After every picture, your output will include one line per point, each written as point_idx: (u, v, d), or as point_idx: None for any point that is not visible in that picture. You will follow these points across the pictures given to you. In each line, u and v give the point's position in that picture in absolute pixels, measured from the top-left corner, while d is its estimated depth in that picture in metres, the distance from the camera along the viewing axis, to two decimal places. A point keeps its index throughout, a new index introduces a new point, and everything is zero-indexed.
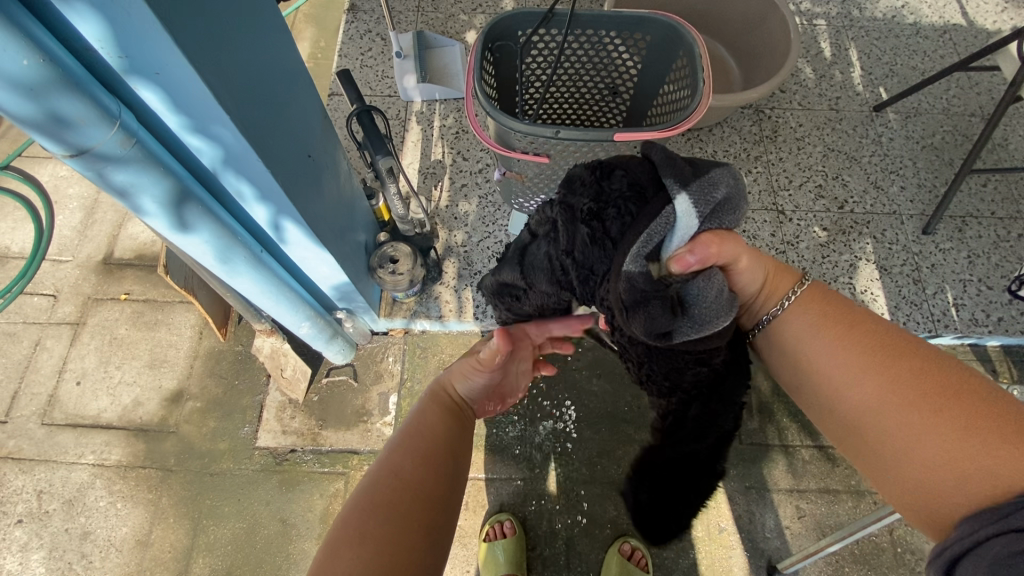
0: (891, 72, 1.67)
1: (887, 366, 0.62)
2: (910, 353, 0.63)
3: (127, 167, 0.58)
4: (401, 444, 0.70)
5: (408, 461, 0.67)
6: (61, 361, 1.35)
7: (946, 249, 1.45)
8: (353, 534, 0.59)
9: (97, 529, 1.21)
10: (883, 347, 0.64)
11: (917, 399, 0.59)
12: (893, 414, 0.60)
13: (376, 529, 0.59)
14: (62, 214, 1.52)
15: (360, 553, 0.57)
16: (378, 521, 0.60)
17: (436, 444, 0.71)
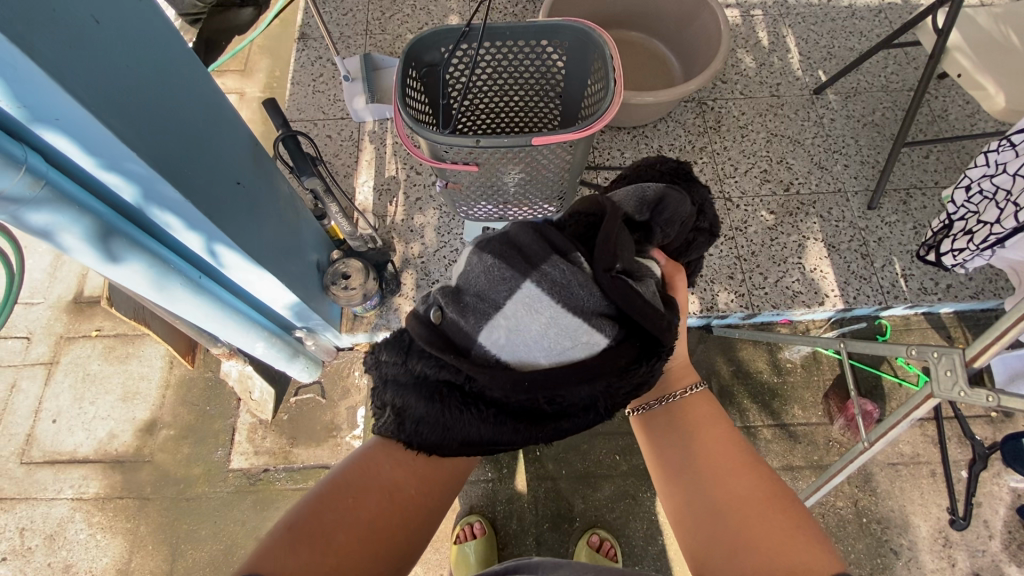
0: (829, 55, 1.72)
1: (723, 461, 0.65)
2: (757, 476, 0.63)
3: (41, 208, 0.62)
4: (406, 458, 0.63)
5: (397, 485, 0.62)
6: (37, 400, 1.39)
7: (892, 223, 1.48)
8: (314, 535, 0.57)
9: (78, 562, 1.23)
10: (733, 460, 0.65)
11: (734, 488, 0.62)
12: (716, 499, 0.62)
13: (334, 541, 0.57)
14: (32, 257, 1.56)
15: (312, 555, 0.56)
16: (341, 540, 0.58)
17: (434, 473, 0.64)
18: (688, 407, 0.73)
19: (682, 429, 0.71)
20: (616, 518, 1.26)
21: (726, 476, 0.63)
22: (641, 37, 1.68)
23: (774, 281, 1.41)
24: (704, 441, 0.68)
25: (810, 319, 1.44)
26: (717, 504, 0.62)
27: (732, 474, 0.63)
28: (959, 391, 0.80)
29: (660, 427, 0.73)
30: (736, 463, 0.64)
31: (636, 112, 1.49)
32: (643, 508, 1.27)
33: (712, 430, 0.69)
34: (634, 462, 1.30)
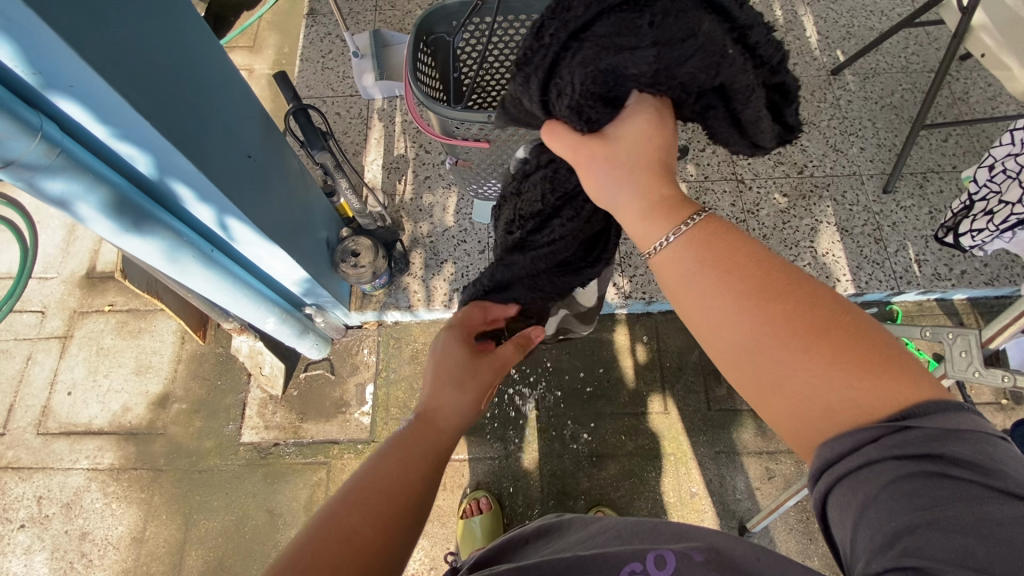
0: (848, 34, 1.67)
1: (757, 292, 0.44)
2: (798, 297, 0.43)
3: (57, 176, 0.63)
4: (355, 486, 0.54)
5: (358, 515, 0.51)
6: (52, 373, 1.41)
7: (907, 207, 1.45)
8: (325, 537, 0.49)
9: (94, 529, 1.27)
10: (765, 280, 0.44)
11: (809, 330, 0.42)
12: (786, 354, 0.42)
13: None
14: (46, 232, 1.58)
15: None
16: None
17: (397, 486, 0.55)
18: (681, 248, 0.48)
19: (698, 255, 0.47)
20: (620, 497, 1.27)
21: (769, 319, 0.43)
22: None
23: None
24: (734, 274, 0.45)
25: None
26: (791, 357, 0.42)
27: (772, 302, 0.43)
28: (974, 371, 0.78)
29: (679, 269, 0.48)
30: (771, 291, 0.43)
31: None
32: (648, 488, 1.28)
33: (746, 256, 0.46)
34: (640, 443, 1.31)
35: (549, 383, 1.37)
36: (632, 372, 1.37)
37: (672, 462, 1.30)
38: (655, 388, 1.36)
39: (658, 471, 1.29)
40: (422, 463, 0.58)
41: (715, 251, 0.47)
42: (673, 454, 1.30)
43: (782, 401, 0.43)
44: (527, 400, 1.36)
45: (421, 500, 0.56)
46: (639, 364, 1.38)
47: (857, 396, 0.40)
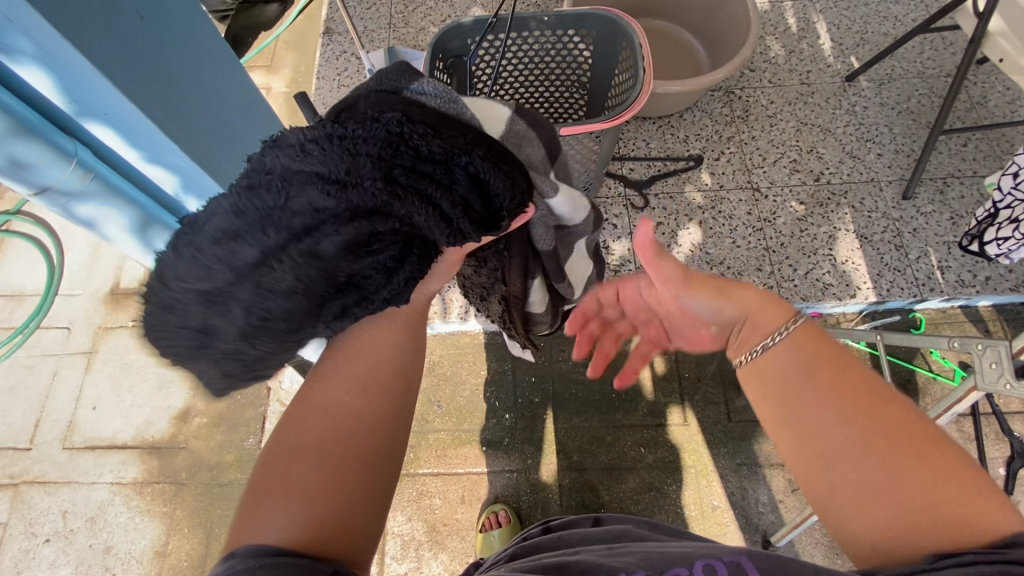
0: (862, 40, 1.67)
1: (840, 402, 0.46)
2: (889, 412, 0.45)
3: (88, 200, 0.65)
4: (329, 366, 0.51)
5: (340, 390, 0.50)
6: (78, 388, 1.44)
7: (928, 213, 1.43)
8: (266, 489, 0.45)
9: (118, 543, 1.28)
10: (853, 390, 0.47)
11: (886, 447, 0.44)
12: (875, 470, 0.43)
13: (296, 473, 0.45)
14: (72, 250, 1.62)
15: (277, 502, 0.43)
16: (307, 467, 0.45)
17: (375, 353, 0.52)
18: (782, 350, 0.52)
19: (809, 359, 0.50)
20: (641, 510, 1.26)
21: (851, 425, 0.45)
22: (666, 26, 1.66)
23: (804, 274, 1.38)
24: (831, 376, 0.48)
25: (841, 312, 1.40)
26: (864, 469, 0.44)
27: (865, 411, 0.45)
28: (1004, 383, 0.76)
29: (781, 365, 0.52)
30: (865, 397, 0.46)
31: (662, 102, 1.46)
32: (669, 501, 1.27)
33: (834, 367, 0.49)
34: (659, 455, 1.30)
35: (567, 395, 1.36)
36: (650, 383, 1.36)
37: (693, 475, 1.28)
38: (674, 399, 1.35)
39: (679, 484, 1.28)
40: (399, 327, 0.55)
41: (810, 349, 0.51)
42: (694, 466, 1.29)
43: (854, 525, 0.44)
44: (545, 412, 1.35)
45: (406, 365, 0.54)
46: (657, 375, 1.37)
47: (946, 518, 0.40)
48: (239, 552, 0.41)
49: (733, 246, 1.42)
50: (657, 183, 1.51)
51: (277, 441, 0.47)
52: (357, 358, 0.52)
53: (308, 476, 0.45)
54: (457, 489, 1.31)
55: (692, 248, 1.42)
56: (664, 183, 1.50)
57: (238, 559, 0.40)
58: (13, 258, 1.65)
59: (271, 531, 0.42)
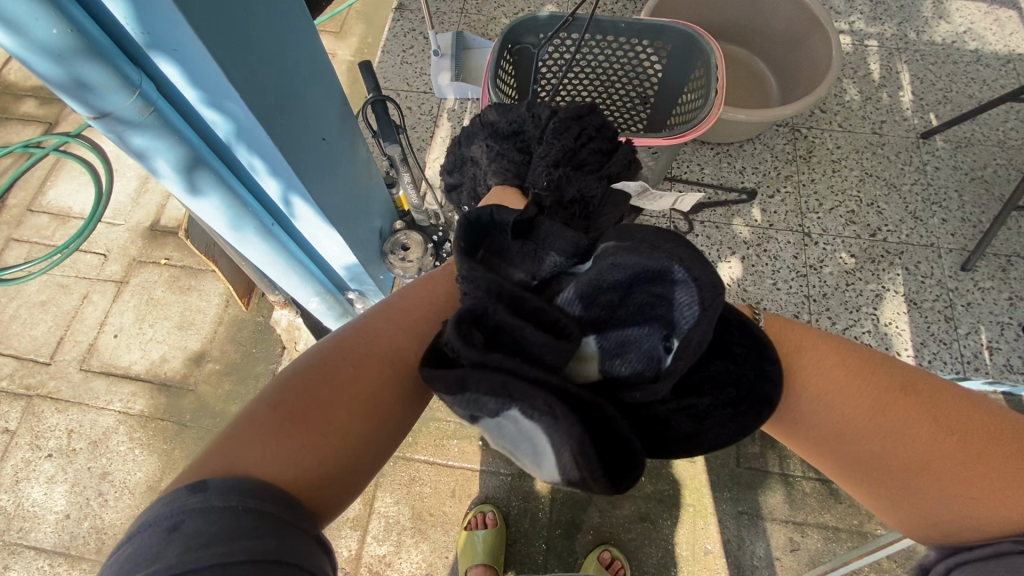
0: (944, 98, 1.59)
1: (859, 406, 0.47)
2: (913, 397, 0.46)
3: (143, 132, 0.65)
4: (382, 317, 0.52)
5: (392, 342, 0.50)
6: (103, 314, 1.48)
7: (985, 288, 1.36)
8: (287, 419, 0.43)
9: (114, 471, 1.31)
10: (877, 386, 0.47)
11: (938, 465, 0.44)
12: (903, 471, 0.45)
13: (329, 411, 0.44)
14: (120, 181, 1.66)
15: (299, 439, 0.42)
16: (340, 407, 0.45)
17: (427, 308, 0.54)
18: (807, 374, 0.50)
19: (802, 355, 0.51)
20: (630, 539, 1.23)
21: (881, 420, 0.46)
22: (741, 53, 1.61)
23: (843, 328, 1.32)
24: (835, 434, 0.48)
25: None
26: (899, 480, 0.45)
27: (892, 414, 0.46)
28: None
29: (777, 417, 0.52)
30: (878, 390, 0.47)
31: (726, 128, 1.42)
32: (660, 535, 1.24)
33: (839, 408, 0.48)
34: (659, 487, 1.27)
35: None
36: None
37: (690, 514, 1.24)
38: None
39: (674, 520, 1.24)
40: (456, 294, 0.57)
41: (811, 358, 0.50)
42: (692, 505, 1.25)
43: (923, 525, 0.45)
44: None
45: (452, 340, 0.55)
46: None
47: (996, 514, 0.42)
48: (236, 473, 0.39)
49: (773, 287, 1.37)
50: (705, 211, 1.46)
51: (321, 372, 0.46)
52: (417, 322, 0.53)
53: (337, 418, 0.44)
54: (449, 482, 1.29)
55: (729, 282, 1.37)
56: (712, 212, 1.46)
57: (217, 491, 0.37)
58: (65, 179, 1.70)
59: (274, 466, 0.40)
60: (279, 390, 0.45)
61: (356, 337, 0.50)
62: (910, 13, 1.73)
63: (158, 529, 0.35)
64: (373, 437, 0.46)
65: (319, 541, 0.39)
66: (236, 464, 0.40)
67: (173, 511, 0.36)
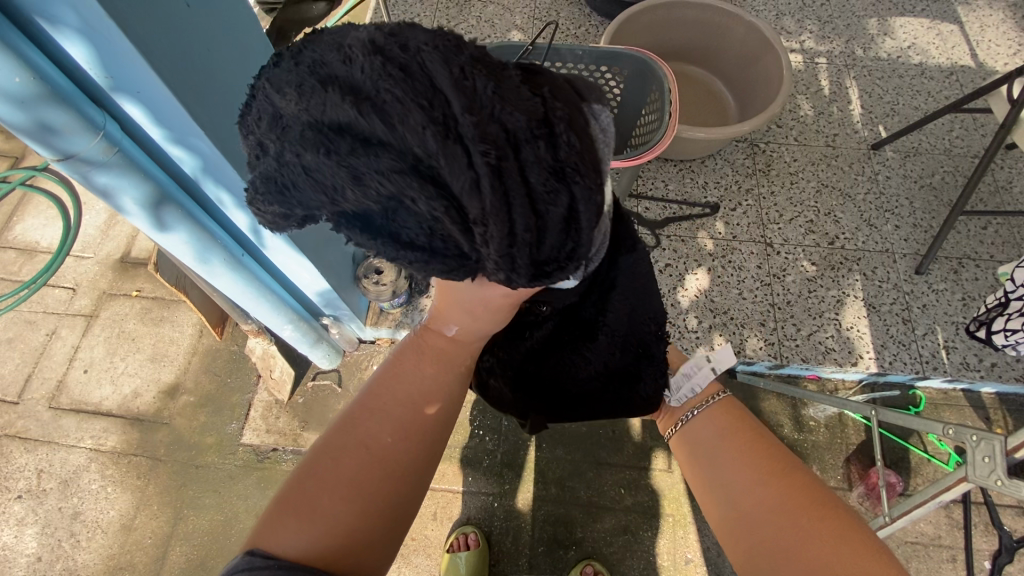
0: (892, 111, 1.67)
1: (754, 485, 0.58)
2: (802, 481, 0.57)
3: (109, 171, 0.67)
4: (374, 398, 0.53)
5: (386, 431, 0.51)
6: (73, 350, 1.45)
7: (939, 290, 1.42)
8: (295, 506, 0.47)
9: (86, 510, 1.28)
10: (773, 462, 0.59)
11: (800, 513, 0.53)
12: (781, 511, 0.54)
13: (327, 506, 0.47)
14: (89, 214, 1.65)
15: (303, 522, 0.46)
16: (334, 500, 0.47)
17: (415, 389, 0.55)
18: (704, 419, 0.68)
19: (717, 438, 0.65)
20: (612, 553, 1.24)
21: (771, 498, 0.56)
22: (699, 72, 1.68)
23: (807, 334, 1.37)
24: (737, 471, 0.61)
25: (840, 378, 1.38)
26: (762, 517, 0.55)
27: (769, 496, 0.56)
28: (997, 480, 0.75)
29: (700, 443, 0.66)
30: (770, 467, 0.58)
31: (687, 146, 1.47)
32: (642, 547, 1.25)
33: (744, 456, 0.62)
34: (639, 499, 1.28)
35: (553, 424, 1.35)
36: (638, 424, 1.35)
37: (670, 524, 1.26)
38: (661, 444, 1.33)
39: (654, 531, 1.26)
40: (446, 367, 0.57)
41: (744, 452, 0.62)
42: (672, 515, 1.27)
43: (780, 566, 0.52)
44: (528, 439, 1.34)
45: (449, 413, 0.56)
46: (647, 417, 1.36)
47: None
48: (256, 554, 0.44)
49: (739, 297, 1.41)
50: (671, 225, 1.51)
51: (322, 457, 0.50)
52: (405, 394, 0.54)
53: (335, 513, 0.46)
54: (431, 504, 1.29)
55: (697, 293, 1.41)
56: (677, 226, 1.50)
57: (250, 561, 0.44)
58: (32, 213, 1.68)
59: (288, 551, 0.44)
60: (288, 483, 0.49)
61: (349, 426, 0.51)
62: (857, 31, 1.83)
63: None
64: (374, 525, 0.48)
65: None
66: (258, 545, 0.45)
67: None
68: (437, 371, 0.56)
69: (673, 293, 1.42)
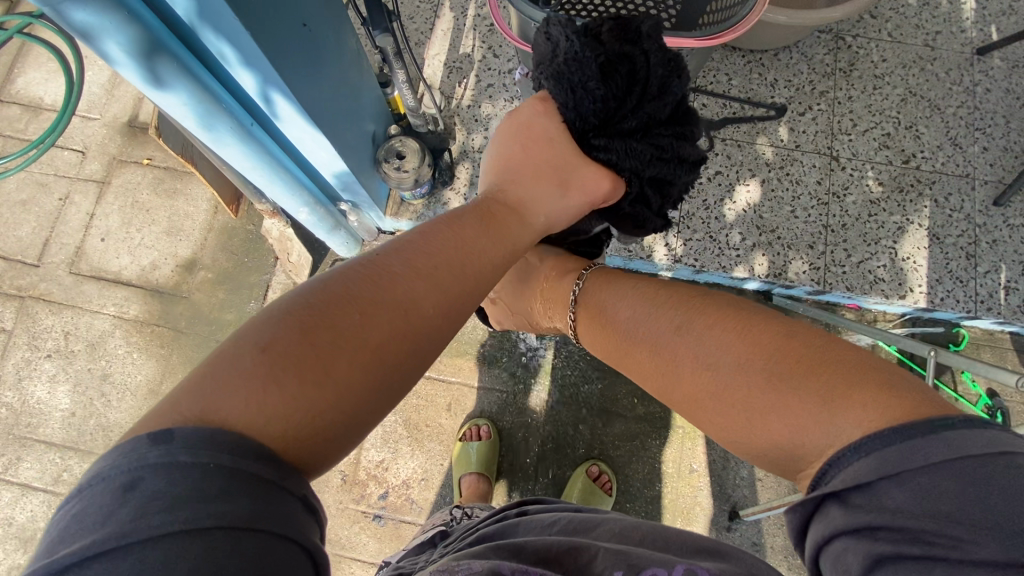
0: (1013, 7, 1.40)
1: (681, 362, 0.54)
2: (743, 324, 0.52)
3: (84, 5, 0.56)
4: (422, 266, 0.47)
5: (426, 300, 0.46)
6: (87, 217, 1.42)
7: (1015, 226, 1.28)
8: (297, 365, 0.38)
9: (115, 373, 1.32)
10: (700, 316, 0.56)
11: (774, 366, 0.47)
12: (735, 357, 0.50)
13: (339, 372, 0.40)
14: (92, 70, 1.52)
15: (295, 391, 0.38)
16: (348, 373, 0.40)
17: (463, 271, 0.50)
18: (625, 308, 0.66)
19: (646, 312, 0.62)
20: (618, 456, 1.27)
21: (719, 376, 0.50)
22: None
23: (857, 262, 1.26)
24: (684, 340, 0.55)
25: (882, 310, 1.30)
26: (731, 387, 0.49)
27: (715, 332, 0.53)
28: None
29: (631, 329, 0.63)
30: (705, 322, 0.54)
31: (762, 32, 1.26)
32: (648, 454, 1.28)
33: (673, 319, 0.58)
34: (651, 409, 1.29)
35: None
36: None
37: (679, 435, 1.27)
38: None
39: (662, 441, 1.28)
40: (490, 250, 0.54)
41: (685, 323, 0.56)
42: (682, 427, 1.28)
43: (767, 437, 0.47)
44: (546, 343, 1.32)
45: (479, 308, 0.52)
46: None
47: (814, 429, 0.43)
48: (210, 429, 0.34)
49: (791, 215, 1.29)
50: (728, 127, 1.34)
51: (336, 314, 0.41)
52: (444, 259, 0.49)
53: (344, 385, 0.40)
54: (445, 397, 1.31)
55: (745, 208, 1.29)
56: (735, 129, 1.34)
57: (186, 447, 0.33)
58: (32, 66, 1.56)
59: (262, 426, 0.36)
60: (277, 326, 0.39)
61: (386, 281, 0.44)
62: None
63: (112, 485, 0.32)
64: (372, 410, 0.42)
65: (304, 502, 0.36)
66: (209, 419, 0.35)
67: (133, 463, 0.32)
68: (492, 247, 0.54)
69: (719, 205, 1.30)
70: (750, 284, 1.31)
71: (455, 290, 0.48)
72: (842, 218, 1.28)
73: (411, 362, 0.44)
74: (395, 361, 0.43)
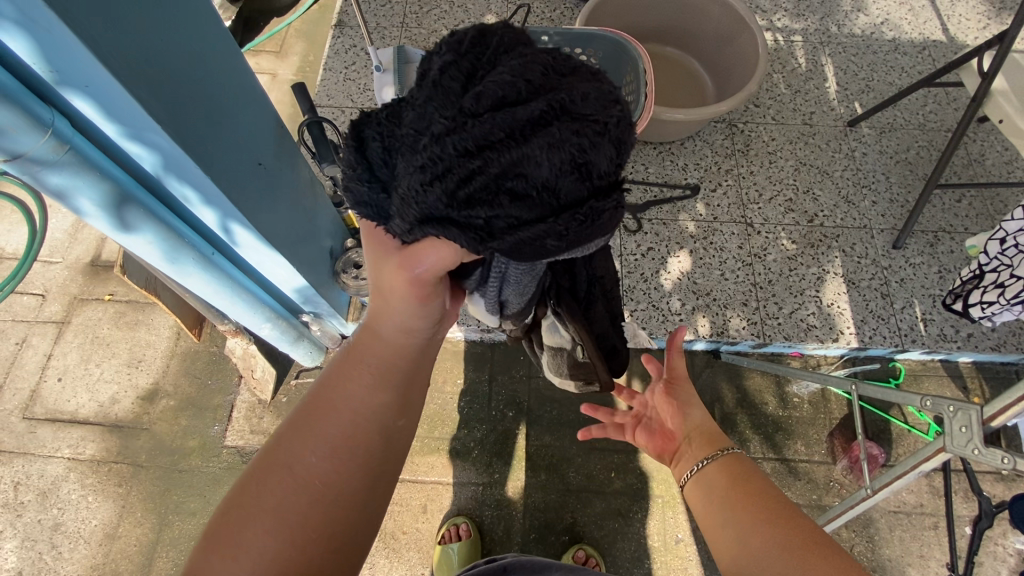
0: (867, 87, 1.68)
1: (715, 506, 0.61)
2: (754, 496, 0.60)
3: (61, 171, 0.64)
4: (305, 422, 0.51)
5: (314, 452, 0.49)
6: (45, 358, 1.41)
7: (916, 264, 1.44)
8: (226, 537, 0.46)
9: (67, 521, 1.25)
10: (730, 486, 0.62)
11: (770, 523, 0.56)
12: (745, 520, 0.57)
13: (253, 536, 0.46)
14: (56, 216, 1.59)
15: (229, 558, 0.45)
16: (259, 533, 0.46)
17: (350, 408, 0.52)
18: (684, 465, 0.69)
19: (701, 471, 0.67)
20: (603, 536, 1.25)
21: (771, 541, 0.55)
22: (676, 53, 1.67)
23: (789, 312, 1.38)
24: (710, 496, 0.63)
25: (822, 354, 1.40)
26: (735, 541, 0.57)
27: (736, 499, 0.60)
28: (972, 448, 0.77)
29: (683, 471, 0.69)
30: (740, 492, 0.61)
31: (665, 128, 1.46)
32: (632, 530, 1.26)
33: (710, 471, 0.65)
34: (629, 481, 1.29)
35: (540, 412, 1.35)
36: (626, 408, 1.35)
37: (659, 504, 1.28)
38: None
39: (644, 513, 1.27)
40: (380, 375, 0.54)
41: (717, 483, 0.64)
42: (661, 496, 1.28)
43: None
44: (517, 428, 1.34)
45: (385, 431, 0.53)
46: None
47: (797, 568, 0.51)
48: None
49: (722, 278, 1.41)
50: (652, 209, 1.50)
51: (248, 487, 0.48)
52: (336, 405, 0.52)
53: (262, 544, 0.46)
54: (421, 497, 1.29)
55: (679, 276, 1.41)
56: (659, 209, 1.50)
57: None
58: None
59: None
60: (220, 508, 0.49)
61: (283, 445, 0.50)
62: (831, 8, 1.82)
63: None
64: (308, 555, 0.47)
65: None
66: None
67: None
68: (382, 373, 0.54)
69: (656, 276, 1.42)
70: (699, 346, 1.40)
71: (349, 427, 0.51)
72: (766, 274, 1.42)
73: (324, 504, 0.48)
74: (304, 511, 0.48)
